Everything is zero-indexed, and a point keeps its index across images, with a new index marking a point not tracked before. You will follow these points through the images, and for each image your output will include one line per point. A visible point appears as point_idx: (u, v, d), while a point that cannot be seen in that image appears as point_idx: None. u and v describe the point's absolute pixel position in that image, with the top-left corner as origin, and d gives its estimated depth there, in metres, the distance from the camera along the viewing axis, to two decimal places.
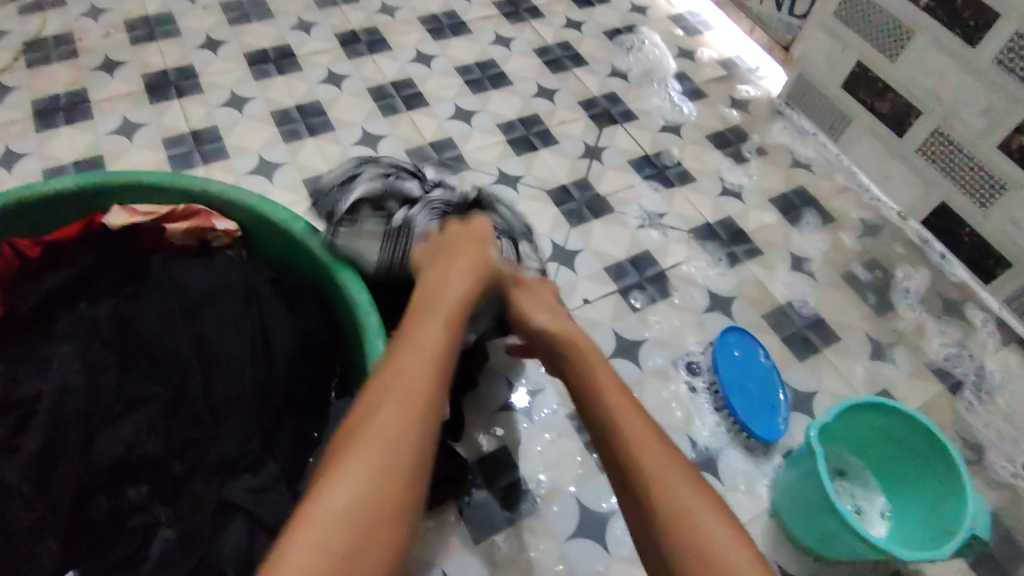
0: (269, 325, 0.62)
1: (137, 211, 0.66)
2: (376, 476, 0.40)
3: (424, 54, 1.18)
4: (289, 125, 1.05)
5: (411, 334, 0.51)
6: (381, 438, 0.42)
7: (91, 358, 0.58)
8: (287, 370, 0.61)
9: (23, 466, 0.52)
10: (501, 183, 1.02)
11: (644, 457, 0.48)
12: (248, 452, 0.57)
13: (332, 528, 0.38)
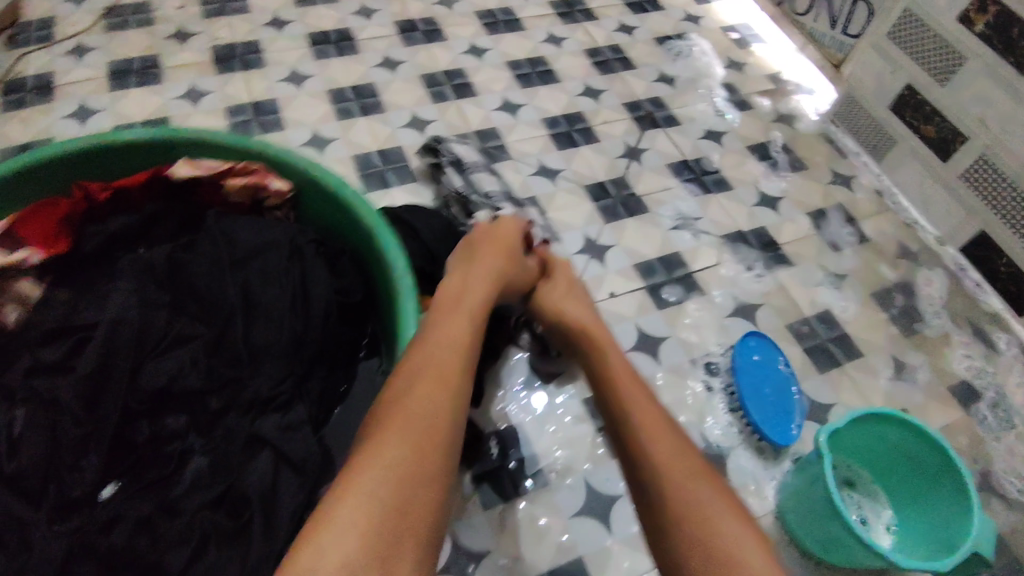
0: (310, 281, 0.65)
1: (200, 166, 0.71)
2: (411, 446, 0.45)
3: (478, 46, 1.22)
4: (344, 104, 1.10)
5: (436, 323, 0.57)
6: (412, 416, 0.47)
7: (146, 295, 0.62)
8: (323, 325, 0.64)
9: (78, 385, 0.57)
10: (540, 175, 1.05)
11: (652, 440, 0.53)
12: (279, 394, 0.60)
13: (373, 485, 0.42)
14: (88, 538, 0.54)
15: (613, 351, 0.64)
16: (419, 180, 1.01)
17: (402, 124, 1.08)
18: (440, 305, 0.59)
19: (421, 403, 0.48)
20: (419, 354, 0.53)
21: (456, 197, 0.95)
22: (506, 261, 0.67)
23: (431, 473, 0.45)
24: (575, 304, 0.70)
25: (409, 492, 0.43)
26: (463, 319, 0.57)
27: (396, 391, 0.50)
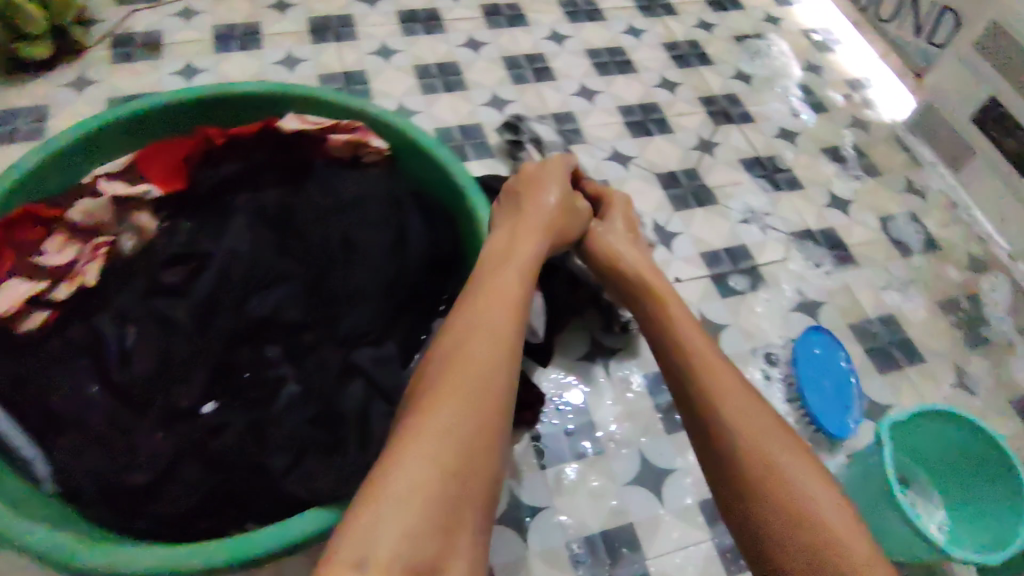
0: (405, 231, 0.70)
1: (308, 121, 0.75)
2: (468, 405, 0.49)
3: (559, 33, 1.25)
4: (428, 80, 1.13)
5: (486, 286, 0.59)
6: (467, 382, 0.50)
7: (257, 234, 0.68)
8: (417, 271, 0.69)
9: (195, 307, 0.64)
10: (613, 160, 1.07)
11: (717, 386, 0.58)
12: (372, 330, 0.66)
13: (435, 446, 0.46)
14: (197, 441, 0.59)
15: (674, 299, 0.68)
16: (496, 156, 1.04)
17: (482, 102, 1.12)
18: (488, 267, 0.62)
19: (473, 364, 0.52)
20: (471, 315, 0.56)
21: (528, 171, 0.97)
22: (552, 214, 0.71)
23: (484, 430, 0.49)
24: (630, 249, 0.76)
25: (467, 448, 0.47)
26: (513, 282, 0.60)
27: (450, 351, 0.53)
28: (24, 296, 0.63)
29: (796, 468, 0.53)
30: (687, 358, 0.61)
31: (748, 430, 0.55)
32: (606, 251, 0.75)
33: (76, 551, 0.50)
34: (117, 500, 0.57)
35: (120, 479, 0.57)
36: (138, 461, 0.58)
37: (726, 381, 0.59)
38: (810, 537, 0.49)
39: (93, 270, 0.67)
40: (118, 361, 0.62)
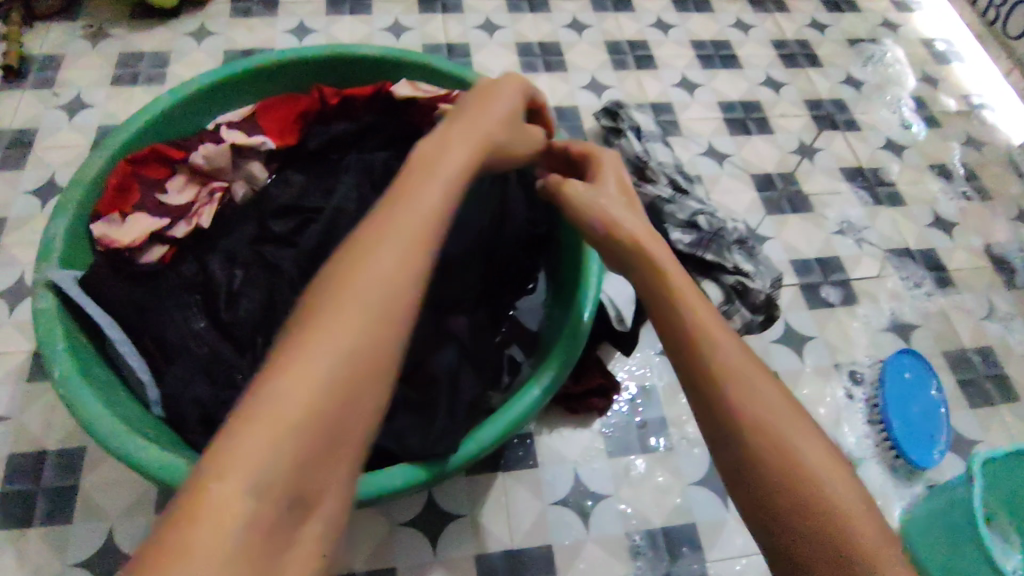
0: (507, 203, 0.68)
1: (420, 89, 0.75)
2: (360, 328, 0.37)
3: (664, 22, 1.22)
4: (529, 59, 1.13)
5: (407, 188, 0.46)
6: (367, 282, 0.39)
7: (364, 191, 0.70)
8: (514, 247, 0.69)
9: (299, 256, 0.66)
10: (708, 155, 1.04)
11: (718, 351, 0.47)
12: (467, 298, 0.66)
13: (318, 355, 0.35)
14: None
15: (671, 262, 0.53)
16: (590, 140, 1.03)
17: (581, 85, 1.10)
18: (418, 167, 0.48)
19: (371, 276, 0.39)
20: (376, 221, 0.43)
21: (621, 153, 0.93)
22: (499, 127, 0.55)
23: (379, 360, 0.37)
24: (618, 205, 0.57)
25: (357, 380, 0.36)
26: (441, 185, 0.46)
27: (342, 261, 0.40)
28: (149, 231, 0.66)
29: (814, 451, 0.43)
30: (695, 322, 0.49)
31: (763, 403, 0.45)
32: (585, 210, 0.58)
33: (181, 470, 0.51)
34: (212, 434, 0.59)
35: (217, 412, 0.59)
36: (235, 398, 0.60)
37: (731, 348, 0.48)
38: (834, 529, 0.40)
39: (207, 215, 0.70)
40: (225, 303, 0.66)
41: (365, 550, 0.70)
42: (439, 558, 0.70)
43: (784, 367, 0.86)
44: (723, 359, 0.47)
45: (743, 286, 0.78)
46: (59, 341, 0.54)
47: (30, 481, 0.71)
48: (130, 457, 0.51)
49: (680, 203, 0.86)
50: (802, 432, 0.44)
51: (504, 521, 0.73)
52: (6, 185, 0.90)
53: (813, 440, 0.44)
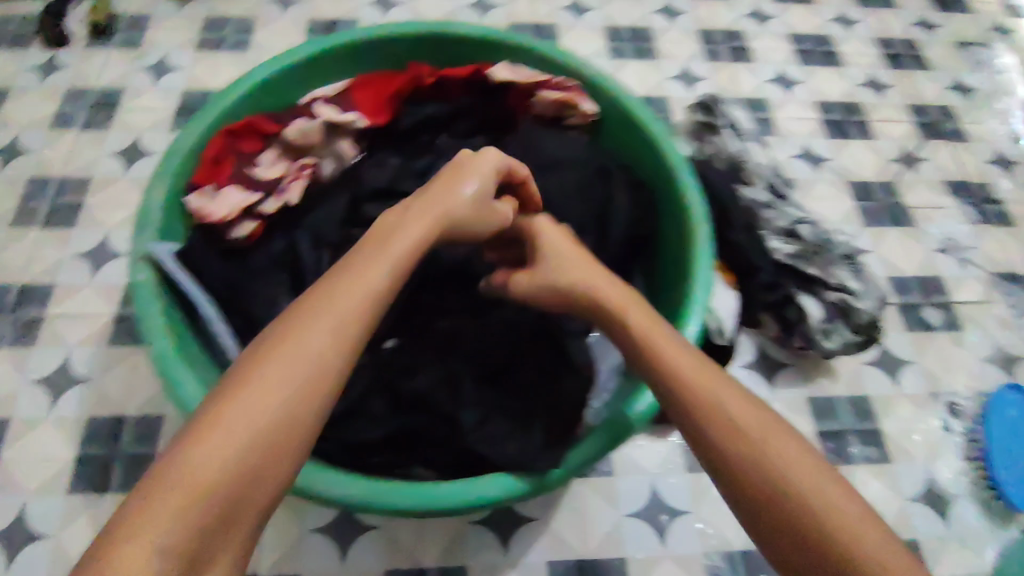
0: (609, 204, 0.65)
1: (521, 74, 0.71)
2: (280, 405, 0.39)
3: (761, 12, 1.15)
4: (617, 44, 1.08)
5: (354, 264, 0.47)
6: (291, 368, 0.41)
7: None
8: (616, 250, 0.65)
9: None
10: (804, 159, 0.99)
11: (733, 425, 0.44)
12: None
13: (228, 440, 0.38)
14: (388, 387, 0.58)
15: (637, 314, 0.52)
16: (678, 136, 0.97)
17: (671, 75, 1.05)
18: (370, 242, 0.50)
19: (298, 355, 0.41)
20: (316, 299, 0.44)
21: (713, 151, 0.86)
22: (464, 210, 0.54)
23: (293, 435, 0.40)
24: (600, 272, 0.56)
25: (271, 450, 0.38)
26: (387, 261, 0.48)
27: (275, 338, 0.42)
28: (241, 207, 0.64)
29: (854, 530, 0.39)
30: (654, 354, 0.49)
31: (723, 419, 0.45)
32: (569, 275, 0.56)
33: None
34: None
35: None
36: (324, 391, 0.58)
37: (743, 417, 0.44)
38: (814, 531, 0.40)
39: (295, 191, 0.67)
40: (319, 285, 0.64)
41: (436, 545, 0.69)
42: (510, 560, 0.69)
43: (876, 391, 0.82)
44: (707, 415, 0.45)
45: (846, 305, 0.75)
46: (156, 315, 0.54)
47: (108, 446, 0.72)
48: None
49: (779, 210, 0.80)
50: (772, 430, 0.44)
51: (577, 528, 0.71)
52: (92, 145, 0.90)
53: (782, 438, 0.44)
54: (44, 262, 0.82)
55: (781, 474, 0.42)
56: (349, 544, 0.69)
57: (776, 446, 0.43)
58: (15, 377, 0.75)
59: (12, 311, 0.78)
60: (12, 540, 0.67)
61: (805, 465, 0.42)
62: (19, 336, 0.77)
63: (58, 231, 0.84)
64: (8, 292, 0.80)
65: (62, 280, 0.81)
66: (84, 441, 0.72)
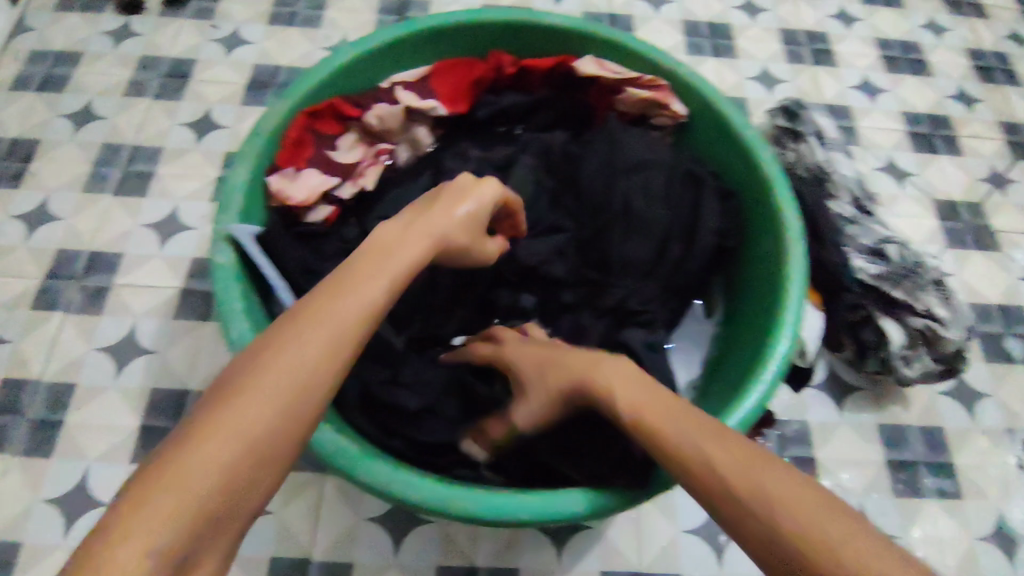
0: (699, 213, 0.62)
1: (607, 69, 0.69)
2: (263, 423, 0.36)
3: (847, 14, 1.10)
4: (696, 39, 1.04)
5: (356, 268, 0.44)
6: (297, 363, 0.38)
7: (542, 179, 0.66)
8: (705, 260, 0.62)
9: None
10: (886, 172, 0.94)
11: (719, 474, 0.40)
12: (646, 310, 0.61)
13: (228, 434, 0.35)
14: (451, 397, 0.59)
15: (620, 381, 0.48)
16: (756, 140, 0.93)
17: (750, 75, 1.01)
18: (366, 252, 0.46)
19: (288, 370, 0.38)
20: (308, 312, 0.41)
21: (795, 159, 0.83)
22: (456, 228, 0.51)
23: (276, 455, 0.36)
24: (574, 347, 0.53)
25: (252, 471, 0.35)
26: (384, 275, 0.44)
27: (262, 351, 0.38)
28: (318, 190, 0.64)
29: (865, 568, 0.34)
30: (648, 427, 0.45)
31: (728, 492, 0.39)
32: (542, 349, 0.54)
33: (355, 458, 0.48)
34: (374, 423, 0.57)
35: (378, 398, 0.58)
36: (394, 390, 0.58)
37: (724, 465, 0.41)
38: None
39: (371, 178, 0.68)
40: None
41: (489, 547, 0.68)
42: (563, 567, 0.68)
43: (951, 422, 0.78)
44: (693, 465, 0.42)
45: (933, 334, 0.71)
46: (237, 298, 0.53)
47: (170, 419, 0.72)
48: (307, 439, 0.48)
49: (864, 225, 0.77)
50: (760, 470, 0.40)
51: (632, 542, 0.69)
52: (163, 115, 0.90)
53: (797, 504, 0.37)
54: (112, 231, 0.82)
55: (770, 521, 0.37)
56: (402, 537, 0.68)
57: (794, 514, 0.37)
58: (81, 344, 0.75)
59: (80, 278, 0.79)
60: (73, 505, 0.68)
61: (834, 534, 0.35)
62: (87, 303, 0.78)
63: (127, 200, 0.84)
64: (78, 258, 0.80)
65: (130, 249, 0.81)
66: (146, 413, 0.72)
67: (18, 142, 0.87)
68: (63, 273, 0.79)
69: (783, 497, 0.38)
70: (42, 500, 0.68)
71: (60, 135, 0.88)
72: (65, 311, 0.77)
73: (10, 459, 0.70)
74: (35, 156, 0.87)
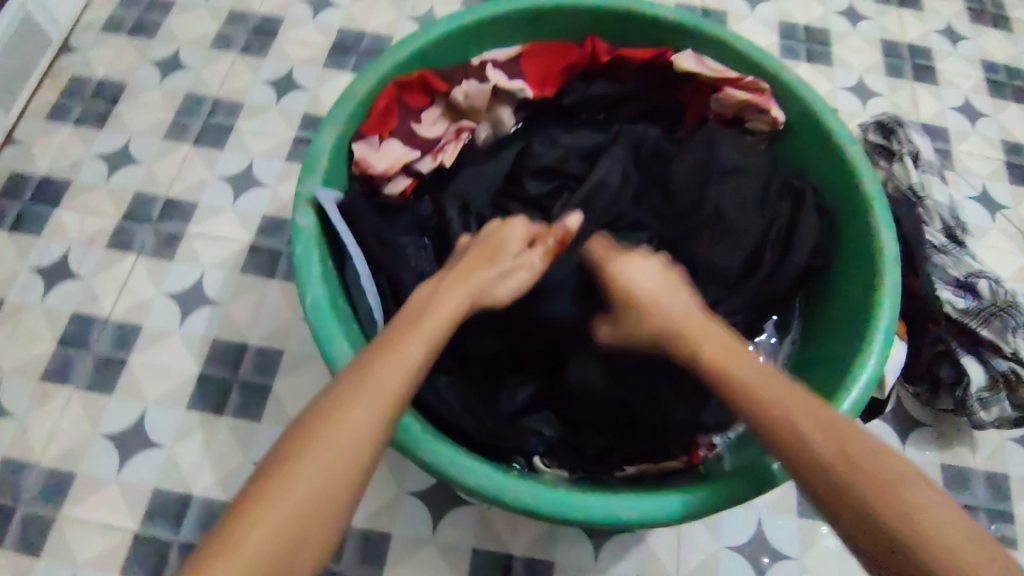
0: (795, 226, 0.61)
1: (705, 66, 0.66)
2: (319, 480, 0.38)
3: (954, 30, 1.04)
4: (791, 43, 1.00)
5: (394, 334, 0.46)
6: (338, 435, 0.40)
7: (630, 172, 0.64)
8: (793, 278, 0.60)
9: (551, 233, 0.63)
10: (978, 202, 0.89)
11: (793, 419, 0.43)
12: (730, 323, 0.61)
13: (275, 511, 0.37)
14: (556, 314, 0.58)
15: (708, 338, 0.49)
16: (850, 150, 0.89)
17: (844, 85, 0.97)
18: (405, 316, 0.48)
19: (341, 433, 0.40)
20: (355, 374, 0.43)
21: (886, 178, 0.80)
22: (493, 281, 0.52)
23: (336, 509, 0.39)
24: (676, 297, 0.52)
25: (312, 524, 0.38)
26: (421, 340, 0.46)
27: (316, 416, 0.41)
28: (399, 162, 0.63)
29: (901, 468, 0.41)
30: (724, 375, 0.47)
31: (818, 456, 0.42)
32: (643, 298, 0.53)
33: (418, 435, 0.48)
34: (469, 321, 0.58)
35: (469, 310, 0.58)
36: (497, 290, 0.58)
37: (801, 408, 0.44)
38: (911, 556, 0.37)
39: (451, 155, 0.67)
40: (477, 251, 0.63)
41: (526, 536, 0.68)
42: (598, 567, 0.67)
43: (1021, 472, 0.74)
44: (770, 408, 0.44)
45: (1018, 379, 0.68)
46: (314, 263, 0.53)
47: (227, 370, 0.73)
48: None
49: (955, 256, 0.73)
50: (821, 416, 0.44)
51: (672, 551, 0.68)
52: (248, 70, 0.91)
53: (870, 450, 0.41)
54: (189, 180, 0.83)
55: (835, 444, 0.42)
56: (442, 515, 0.68)
57: (862, 458, 0.41)
58: (150, 287, 0.77)
59: (154, 223, 0.81)
60: (129, 443, 0.70)
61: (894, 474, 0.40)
62: (159, 248, 0.79)
63: (206, 151, 0.85)
64: (154, 202, 0.82)
65: (205, 200, 0.82)
66: (205, 360, 0.74)
67: (107, 83, 0.89)
68: (139, 216, 0.81)
69: (850, 441, 0.42)
70: (100, 434, 0.70)
71: (147, 80, 0.90)
72: (138, 253, 0.79)
73: (74, 390, 0.72)
74: (122, 98, 0.88)
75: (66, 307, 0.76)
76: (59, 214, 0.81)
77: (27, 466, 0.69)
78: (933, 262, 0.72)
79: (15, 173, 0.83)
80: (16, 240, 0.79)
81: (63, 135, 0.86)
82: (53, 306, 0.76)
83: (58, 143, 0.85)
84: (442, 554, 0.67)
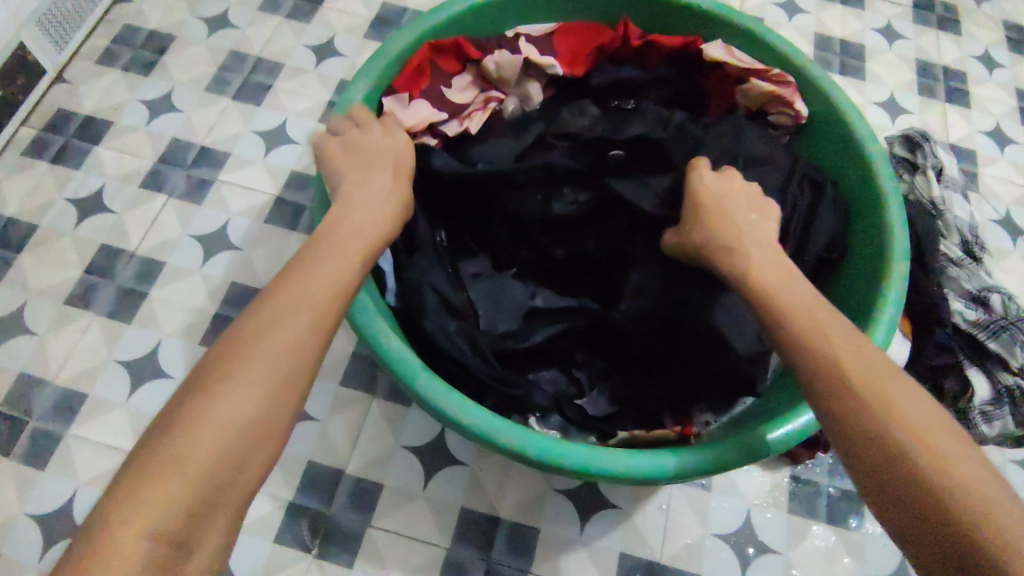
0: (816, 216, 0.62)
1: (734, 56, 0.67)
2: (261, 391, 0.36)
3: (992, 57, 1.03)
4: (825, 55, 1.00)
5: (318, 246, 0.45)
6: (275, 351, 0.37)
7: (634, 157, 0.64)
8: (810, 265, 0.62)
9: (556, 233, 0.63)
10: (1000, 225, 0.89)
11: (848, 361, 0.40)
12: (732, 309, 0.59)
13: (215, 419, 0.34)
14: (627, 197, 0.61)
15: (757, 247, 0.50)
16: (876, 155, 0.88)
17: (875, 100, 0.97)
18: (332, 225, 0.47)
19: (280, 342, 0.38)
20: (250, 329, 0.38)
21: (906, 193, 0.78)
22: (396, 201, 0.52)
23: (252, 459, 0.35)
24: (738, 210, 0.54)
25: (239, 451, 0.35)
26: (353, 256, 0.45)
27: (205, 378, 0.36)
28: (427, 120, 0.64)
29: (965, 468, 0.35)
30: (775, 301, 0.46)
31: (864, 417, 0.38)
32: (704, 198, 0.55)
33: (417, 370, 0.49)
34: (543, 209, 0.62)
35: (543, 205, 0.62)
36: (590, 180, 0.63)
37: (857, 355, 0.41)
38: (934, 501, 0.34)
39: (477, 122, 0.67)
40: (538, 174, 0.62)
41: (515, 501, 0.69)
42: (582, 539, 0.68)
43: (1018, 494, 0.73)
44: (812, 333, 0.43)
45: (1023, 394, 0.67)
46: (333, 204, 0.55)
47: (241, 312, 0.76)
48: (393, 357, 0.49)
49: (971, 270, 0.73)
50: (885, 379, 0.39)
51: (658, 532, 0.68)
52: (292, 33, 0.94)
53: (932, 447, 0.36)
54: (224, 131, 0.86)
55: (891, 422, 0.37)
56: (434, 472, 0.69)
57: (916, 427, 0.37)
58: (177, 227, 0.80)
59: (187, 167, 0.84)
60: (141, 370, 0.72)
61: (922, 411, 0.38)
62: (189, 191, 0.82)
63: (243, 105, 0.88)
64: (189, 149, 0.85)
65: (238, 150, 0.85)
66: (221, 301, 0.76)
67: (156, 34, 0.93)
68: (173, 160, 0.84)
69: (884, 381, 0.39)
70: (115, 359, 0.73)
71: (195, 35, 0.93)
72: (169, 194, 0.82)
73: (95, 316, 0.75)
74: (169, 49, 0.92)
75: (96, 237, 0.79)
76: (98, 151, 0.84)
77: (43, 383, 0.72)
78: (948, 274, 0.72)
79: (60, 109, 0.87)
80: (55, 171, 0.83)
81: (110, 78, 0.89)
82: (83, 236, 0.79)
83: (105, 85, 0.89)
84: (430, 509, 0.68)
